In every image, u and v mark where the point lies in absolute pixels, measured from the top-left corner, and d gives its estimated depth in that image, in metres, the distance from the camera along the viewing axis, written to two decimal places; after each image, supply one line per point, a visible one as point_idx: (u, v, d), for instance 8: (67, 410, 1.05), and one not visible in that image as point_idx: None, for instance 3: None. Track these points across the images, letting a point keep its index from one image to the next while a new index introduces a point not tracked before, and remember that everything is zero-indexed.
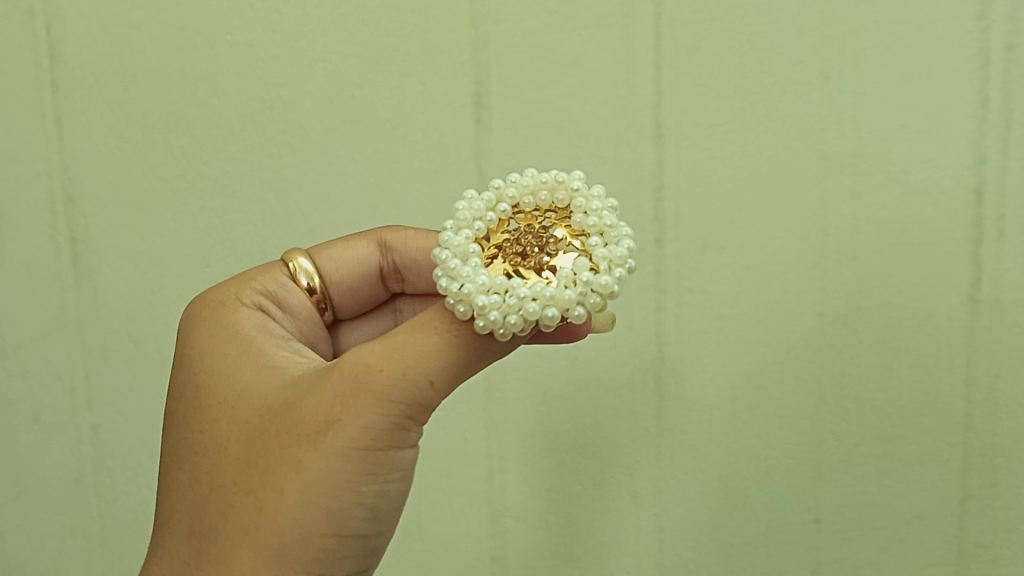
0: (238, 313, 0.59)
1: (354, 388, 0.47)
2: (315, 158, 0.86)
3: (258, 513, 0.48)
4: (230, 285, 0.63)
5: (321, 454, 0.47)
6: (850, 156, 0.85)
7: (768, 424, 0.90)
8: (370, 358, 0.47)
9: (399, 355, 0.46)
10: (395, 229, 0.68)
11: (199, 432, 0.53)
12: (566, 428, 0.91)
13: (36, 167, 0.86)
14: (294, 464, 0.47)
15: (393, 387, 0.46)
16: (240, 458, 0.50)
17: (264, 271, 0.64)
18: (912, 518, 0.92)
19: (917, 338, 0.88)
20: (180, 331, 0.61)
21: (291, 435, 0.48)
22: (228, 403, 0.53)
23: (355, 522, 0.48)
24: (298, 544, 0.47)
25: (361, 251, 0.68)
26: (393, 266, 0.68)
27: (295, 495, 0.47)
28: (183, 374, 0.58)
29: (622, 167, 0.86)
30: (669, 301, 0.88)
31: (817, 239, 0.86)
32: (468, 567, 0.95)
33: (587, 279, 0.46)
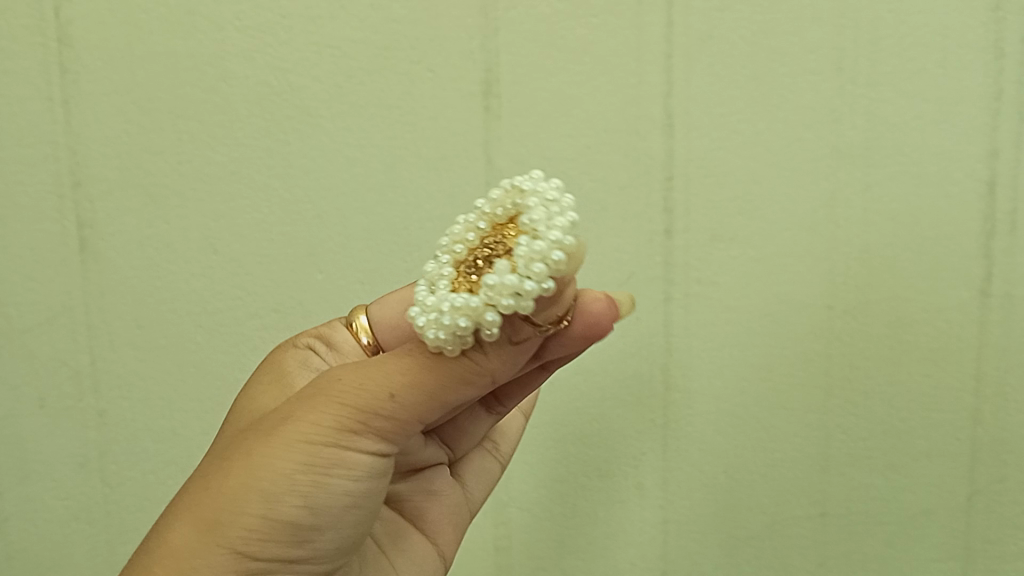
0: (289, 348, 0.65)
1: (322, 389, 0.49)
2: (323, 144, 0.85)
3: (205, 489, 0.49)
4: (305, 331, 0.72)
5: (271, 443, 0.48)
6: (861, 148, 0.84)
7: (775, 417, 0.90)
8: (352, 365, 0.49)
9: (375, 364, 0.48)
10: None
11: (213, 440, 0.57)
12: (573, 419, 0.91)
13: (43, 150, 0.86)
14: (247, 450, 0.49)
15: (354, 386, 0.48)
16: (218, 450, 0.52)
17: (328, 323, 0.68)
18: (918, 512, 0.91)
19: (926, 331, 0.88)
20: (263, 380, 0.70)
21: (260, 428, 0.50)
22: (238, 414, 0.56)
23: (288, 511, 0.47)
24: (227, 520, 0.47)
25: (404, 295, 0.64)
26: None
27: (237, 474, 0.48)
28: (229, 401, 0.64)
29: (632, 156, 0.85)
30: (677, 293, 0.87)
31: (828, 231, 0.86)
32: (472, 556, 0.95)
33: (490, 282, 0.44)
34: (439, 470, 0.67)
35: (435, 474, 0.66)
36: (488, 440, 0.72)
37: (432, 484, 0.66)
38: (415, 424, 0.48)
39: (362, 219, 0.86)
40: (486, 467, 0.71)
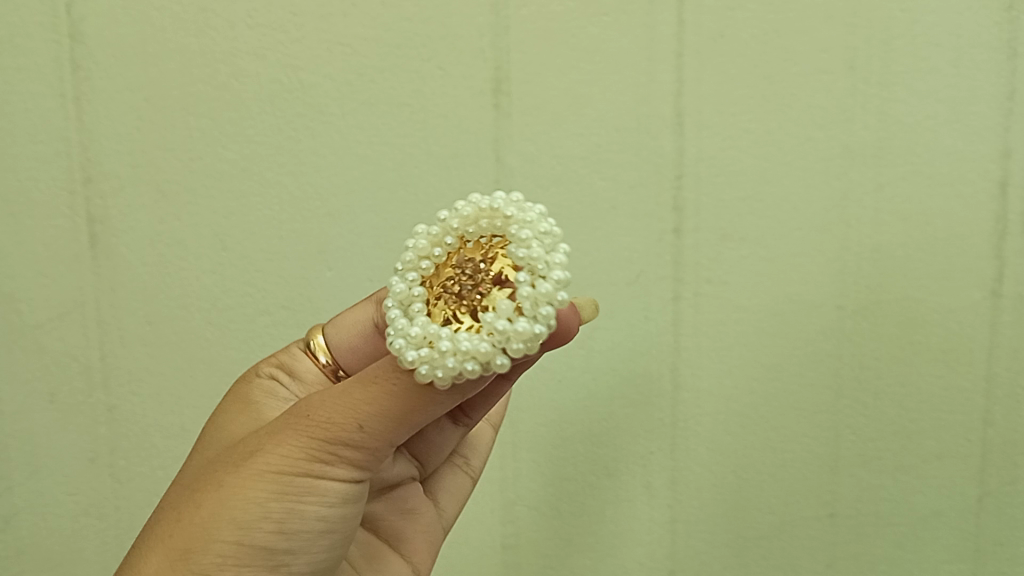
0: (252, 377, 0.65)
1: (291, 420, 0.48)
2: (334, 142, 0.85)
3: (179, 519, 0.49)
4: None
5: (242, 475, 0.48)
6: (873, 147, 0.84)
7: (785, 417, 0.89)
8: (320, 394, 0.48)
9: (336, 390, 0.47)
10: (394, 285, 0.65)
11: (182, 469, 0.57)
12: (581, 418, 0.90)
13: (55, 147, 0.86)
14: (218, 481, 0.49)
15: (317, 410, 0.47)
16: (189, 480, 0.52)
17: (284, 347, 0.68)
18: (928, 513, 0.91)
19: (938, 333, 0.88)
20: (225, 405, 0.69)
21: (231, 457, 0.50)
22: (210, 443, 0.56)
23: (261, 537, 0.48)
24: (200, 550, 0.47)
25: (361, 314, 0.64)
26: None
27: (210, 503, 0.48)
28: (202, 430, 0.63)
29: (642, 155, 0.85)
30: (687, 293, 0.87)
31: (839, 230, 0.85)
32: (480, 556, 0.94)
33: (503, 326, 0.43)
34: (410, 488, 0.67)
35: (408, 492, 0.66)
36: (459, 456, 0.73)
37: (407, 503, 0.66)
38: (385, 449, 0.48)
39: (373, 217, 0.87)
40: (459, 484, 0.72)
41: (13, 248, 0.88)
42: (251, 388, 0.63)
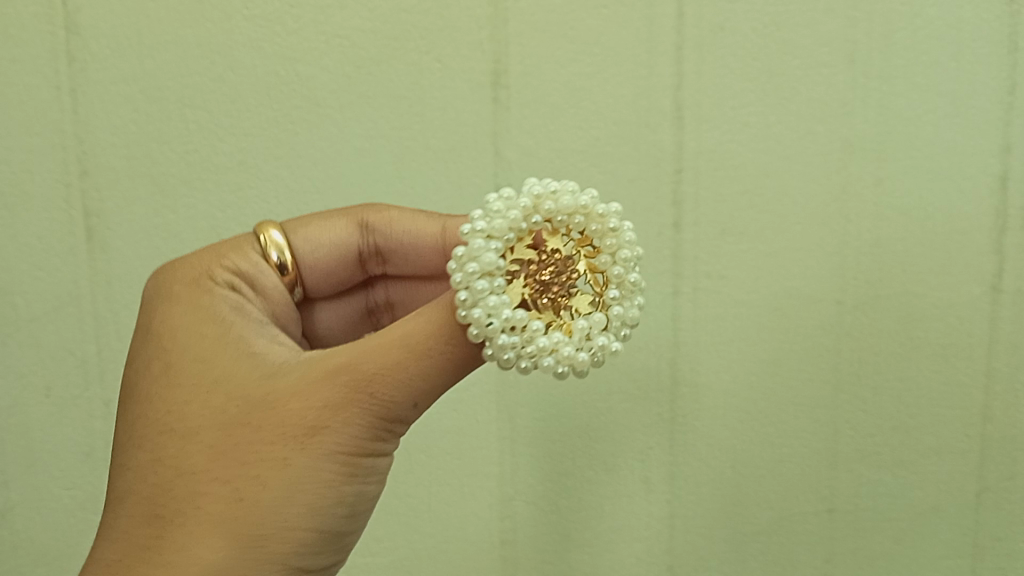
0: (213, 289, 0.56)
1: (343, 393, 0.46)
2: (332, 135, 0.85)
3: (240, 501, 0.45)
4: (201, 256, 0.59)
5: (309, 455, 0.45)
6: (874, 141, 0.84)
7: (784, 412, 0.89)
8: (364, 361, 0.46)
9: (386, 360, 0.46)
10: (376, 209, 0.67)
11: (164, 415, 0.48)
12: (579, 413, 0.89)
13: (50, 140, 0.84)
14: (278, 458, 0.45)
15: (378, 386, 0.46)
16: (215, 446, 0.46)
17: (236, 249, 0.60)
18: (927, 510, 0.92)
19: (937, 328, 0.88)
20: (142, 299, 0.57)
21: (274, 425, 0.46)
22: (202, 386, 0.49)
23: (332, 517, 0.47)
24: (279, 537, 0.45)
25: (343, 234, 0.66)
26: (376, 249, 0.67)
27: (281, 487, 0.45)
28: (145, 345, 0.53)
29: (641, 149, 0.84)
30: (686, 287, 0.86)
31: (838, 225, 0.86)
32: (477, 553, 0.91)
33: (599, 343, 0.48)
34: None
35: None
36: None
37: None
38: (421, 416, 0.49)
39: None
40: None
41: (9, 240, 0.86)
42: (215, 301, 0.54)
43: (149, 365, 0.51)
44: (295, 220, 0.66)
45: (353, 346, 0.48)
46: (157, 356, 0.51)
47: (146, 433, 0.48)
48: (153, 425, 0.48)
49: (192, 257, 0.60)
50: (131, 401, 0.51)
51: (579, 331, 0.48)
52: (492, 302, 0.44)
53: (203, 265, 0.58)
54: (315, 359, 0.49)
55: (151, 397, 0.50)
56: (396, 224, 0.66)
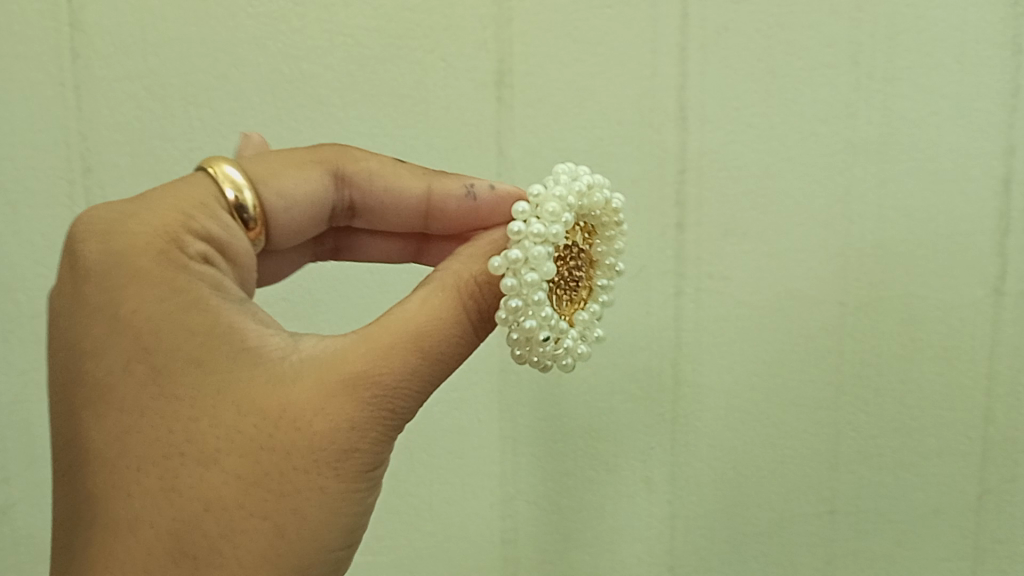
0: (187, 269, 0.49)
1: (368, 408, 0.44)
2: (335, 134, 0.85)
3: (280, 533, 0.42)
4: (157, 214, 0.52)
5: (342, 479, 0.43)
6: (877, 143, 0.85)
7: (786, 413, 0.89)
8: (381, 368, 0.45)
9: (407, 371, 0.45)
10: (352, 160, 0.66)
11: (164, 435, 0.43)
12: (581, 413, 0.89)
13: (53, 136, 0.84)
14: (311, 484, 0.43)
15: (399, 398, 0.45)
16: (242, 472, 0.43)
17: (198, 209, 0.53)
18: (928, 512, 0.92)
19: (939, 330, 0.89)
20: (94, 271, 0.49)
21: (298, 449, 0.43)
22: (207, 399, 0.44)
23: (357, 531, 0.46)
24: (318, 565, 0.43)
25: (322, 184, 0.64)
26: (349, 204, 0.67)
27: (318, 513, 0.43)
28: (115, 341, 0.46)
29: (645, 149, 0.84)
30: (688, 287, 0.86)
31: (841, 227, 0.86)
32: (478, 552, 0.91)
33: (591, 334, 0.55)
34: None
35: None
36: None
37: None
38: None
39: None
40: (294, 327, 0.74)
41: (12, 236, 0.86)
42: (194, 284, 0.48)
43: (126, 369, 0.45)
44: (259, 160, 0.62)
45: (365, 347, 0.45)
46: (136, 358, 0.45)
47: (144, 456, 0.43)
48: (151, 447, 0.43)
49: (144, 214, 0.52)
50: (108, 413, 0.44)
51: (586, 321, 0.55)
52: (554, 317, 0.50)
53: (166, 228, 0.51)
54: (327, 363, 0.45)
55: (138, 412, 0.44)
56: (374, 180, 0.65)
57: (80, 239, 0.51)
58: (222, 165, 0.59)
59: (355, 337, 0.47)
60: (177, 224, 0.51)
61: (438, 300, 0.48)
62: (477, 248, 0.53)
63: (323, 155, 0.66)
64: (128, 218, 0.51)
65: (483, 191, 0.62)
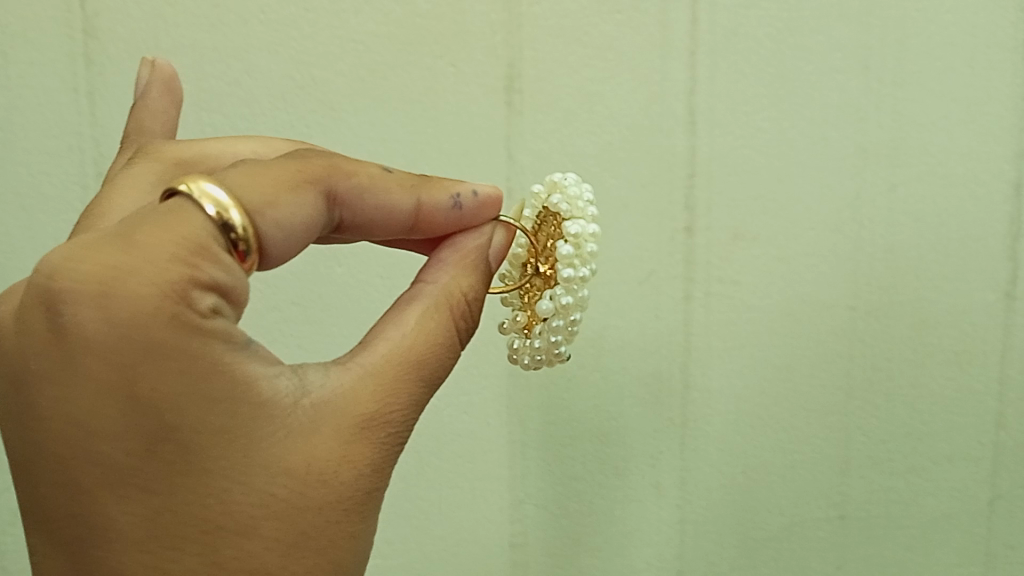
0: (206, 332, 0.42)
1: (381, 450, 0.47)
2: (347, 139, 0.85)
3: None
4: (157, 262, 0.41)
5: (364, 517, 0.47)
6: (887, 147, 0.85)
7: (796, 418, 0.89)
8: (387, 411, 0.48)
9: (407, 409, 0.49)
10: (335, 170, 0.52)
11: (202, 512, 0.43)
12: (591, 417, 0.89)
13: (67, 141, 0.85)
14: (343, 532, 0.46)
15: (404, 432, 0.49)
16: (283, 536, 0.44)
17: (207, 252, 0.43)
18: (939, 516, 0.92)
19: (949, 334, 0.88)
20: (95, 342, 0.40)
21: (330, 501, 0.46)
22: (238, 471, 0.43)
23: None
24: None
25: (311, 203, 0.49)
26: (337, 224, 0.53)
27: (350, 554, 0.47)
28: (137, 424, 0.41)
29: (655, 153, 0.84)
30: (698, 292, 0.86)
31: (851, 231, 0.86)
32: (488, 556, 0.91)
33: None
34: None
35: None
36: None
37: None
38: None
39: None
40: None
41: (26, 241, 0.86)
42: (212, 349, 0.42)
43: (154, 450, 0.41)
44: (240, 178, 0.46)
45: (374, 386, 0.48)
46: (164, 438, 0.41)
47: (184, 533, 0.43)
48: (189, 524, 0.43)
49: (143, 265, 0.41)
50: (136, 492, 0.42)
51: None
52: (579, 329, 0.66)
53: (173, 287, 0.41)
54: (336, 413, 0.47)
55: (172, 489, 0.42)
56: (371, 196, 0.53)
57: (61, 290, 0.40)
58: (201, 182, 0.44)
59: (354, 370, 0.48)
60: (183, 279, 0.41)
61: (434, 323, 0.51)
62: (464, 254, 0.56)
63: (309, 165, 0.51)
64: (124, 273, 0.41)
65: (467, 200, 0.57)
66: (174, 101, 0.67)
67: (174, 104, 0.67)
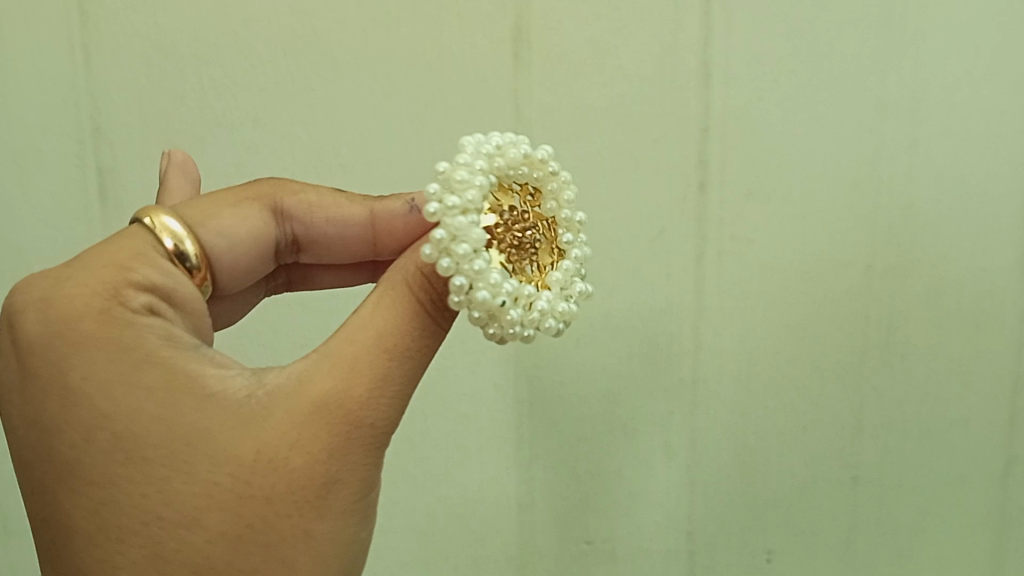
0: (136, 325, 0.44)
1: (342, 437, 0.42)
2: (348, 91, 0.82)
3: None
4: (97, 272, 0.46)
5: (326, 514, 0.42)
6: (908, 100, 0.82)
7: (809, 379, 0.88)
8: (348, 390, 0.43)
9: (378, 391, 0.43)
10: (288, 190, 0.61)
11: (142, 504, 0.41)
12: (599, 378, 0.87)
13: (63, 95, 0.82)
14: (296, 527, 0.42)
15: (376, 418, 0.43)
16: (226, 528, 0.41)
17: (140, 255, 0.48)
18: (953, 478, 0.91)
19: (970, 293, 0.86)
20: (41, 344, 0.44)
21: (278, 492, 0.42)
22: (175, 461, 0.41)
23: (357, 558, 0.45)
24: None
25: (252, 217, 0.58)
26: (293, 237, 0.62)
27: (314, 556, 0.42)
28: (74, 415, 0.42)
29: (667, 107, 0.81)
30: (710, 250, 0.84)
31: (869, 187, 0.83)
32: (495, 518, 0.90)
33: (572, 290, 0.47)
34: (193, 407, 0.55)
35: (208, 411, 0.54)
36: None
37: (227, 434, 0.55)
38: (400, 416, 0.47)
39: (388, 176, 0.84)
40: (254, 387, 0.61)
41: (23, 197, 0.84)
42: (143, 341, 0.43)
43: (91, 439, 0.42)
44: (187, 202, 0.55)
45: (333, 367, 0.43)
46: (99, 428, 0.42)
47: (124, 525, 0.41)
48: (128, 516, 0.41)
49: (84, 275, 0.46)
50: (84, 485, 0.42)
51: (561, 281, 0.47)
52: (477, 268, 0.42)
53: (108, 288, 0.45)
54: (292, 398, 0.43)
55: (114, 480, 0.41)
56: (319, 210, 0.60)
57: (22, 309, 0.45)
58: (160, 216, 0.51)
59: (316, 355, 0.44)
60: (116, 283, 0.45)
61: (404, 297, 0.45)
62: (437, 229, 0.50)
63: (257, 188, 0.60)
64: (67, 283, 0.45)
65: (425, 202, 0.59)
66: (185, 163, 0.65)
67: (192, 182, 0.64)
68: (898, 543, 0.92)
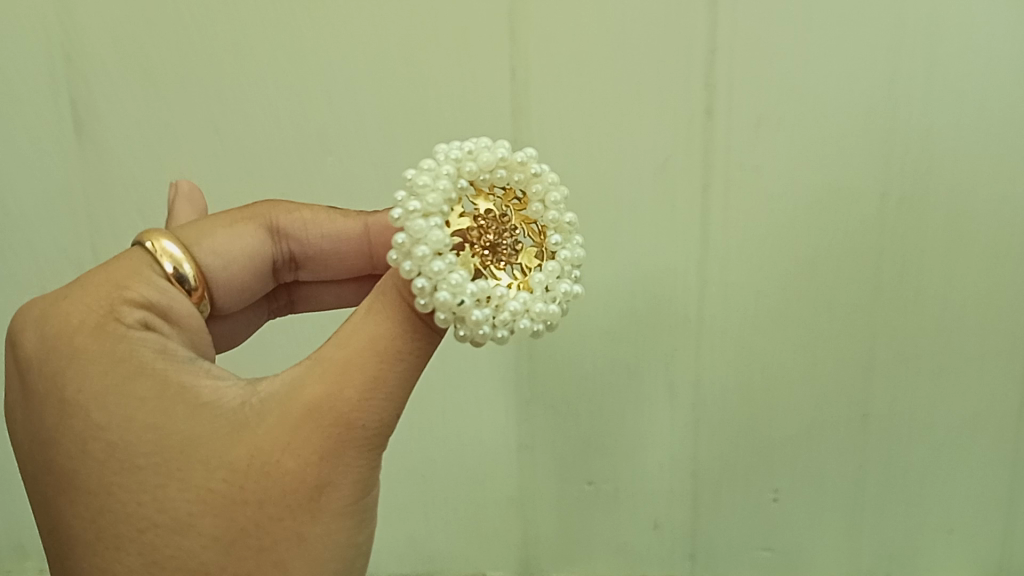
0: (131, 339, 0.43)
1: (334, 440, 0.40)
2: (329, 15, 0.77)
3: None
4: (94, 291, 0.46)
5: (320, 517, 0.40)
6: (930, 18, 0.76)
7: (819, 314, 0.84)
8: (340, 391, 0.40)
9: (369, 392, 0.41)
10: (284, 208, 0.60)
11: (136, 511, 0.40)
12: (601, 314, 0.85)
13: (31, 21, 0.78)
14: (290, 532, 0.40)
15: (369, 419, 0.41)
16: (220, 534, 0.39)
17: (134, 271, 0.48)
18: (965, 416, 0.88)
19: (989, 225, 0.82)
20: (43, 365, 0.43)
21: (271, 496, 0.40)
22: (168, 469, 0.40)
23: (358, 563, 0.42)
24: None
25: (250, 238, 0.57)
26: (290, 254, 0.61)
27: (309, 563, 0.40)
28: (72, 429, 0.41)
29: (671, 28, 0.76)
30: (716, 181, 0.80)
31: (885, 113, 0.78)
32: (494, 455, 0.89)
33: (555, 290, 0.44)
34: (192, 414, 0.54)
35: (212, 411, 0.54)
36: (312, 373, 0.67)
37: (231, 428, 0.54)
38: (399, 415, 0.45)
39: (374, 99, 0.79)
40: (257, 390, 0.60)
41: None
42: (137, 353, 0.43)
43: (87, 450, 0.41)
44: (184, 225, 0.54)
45: (323, 370, 0.41)
46: (95, 438, 0.41)
47: (122, 532, 0.40)
48: (125, 524, 0.40)
49: (82, 294, 0.46)
50: (83, 495, 0.41)
51: (542, 283, 0.44)
52: (437, 268, 0.40)
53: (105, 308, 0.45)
54: (284, 403, 0.41)
55: (110, 488, 0.40)
56: (315, 228, 0.60)
57: (27, 328, 0.46)
58: (160, 240, 0.51)
59: (309, 360, 0.42)
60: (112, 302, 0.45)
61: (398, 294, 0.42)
62: None
63: (254, 208, 0.59)
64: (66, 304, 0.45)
65: None
66: (189, 189, 0.62)
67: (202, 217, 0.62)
68: (906, 481, 0.90)
